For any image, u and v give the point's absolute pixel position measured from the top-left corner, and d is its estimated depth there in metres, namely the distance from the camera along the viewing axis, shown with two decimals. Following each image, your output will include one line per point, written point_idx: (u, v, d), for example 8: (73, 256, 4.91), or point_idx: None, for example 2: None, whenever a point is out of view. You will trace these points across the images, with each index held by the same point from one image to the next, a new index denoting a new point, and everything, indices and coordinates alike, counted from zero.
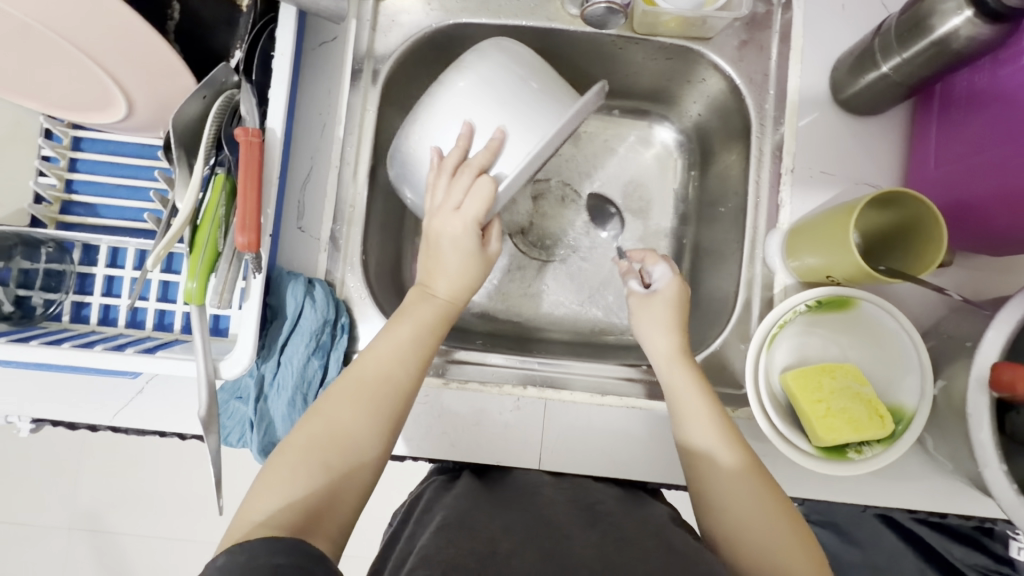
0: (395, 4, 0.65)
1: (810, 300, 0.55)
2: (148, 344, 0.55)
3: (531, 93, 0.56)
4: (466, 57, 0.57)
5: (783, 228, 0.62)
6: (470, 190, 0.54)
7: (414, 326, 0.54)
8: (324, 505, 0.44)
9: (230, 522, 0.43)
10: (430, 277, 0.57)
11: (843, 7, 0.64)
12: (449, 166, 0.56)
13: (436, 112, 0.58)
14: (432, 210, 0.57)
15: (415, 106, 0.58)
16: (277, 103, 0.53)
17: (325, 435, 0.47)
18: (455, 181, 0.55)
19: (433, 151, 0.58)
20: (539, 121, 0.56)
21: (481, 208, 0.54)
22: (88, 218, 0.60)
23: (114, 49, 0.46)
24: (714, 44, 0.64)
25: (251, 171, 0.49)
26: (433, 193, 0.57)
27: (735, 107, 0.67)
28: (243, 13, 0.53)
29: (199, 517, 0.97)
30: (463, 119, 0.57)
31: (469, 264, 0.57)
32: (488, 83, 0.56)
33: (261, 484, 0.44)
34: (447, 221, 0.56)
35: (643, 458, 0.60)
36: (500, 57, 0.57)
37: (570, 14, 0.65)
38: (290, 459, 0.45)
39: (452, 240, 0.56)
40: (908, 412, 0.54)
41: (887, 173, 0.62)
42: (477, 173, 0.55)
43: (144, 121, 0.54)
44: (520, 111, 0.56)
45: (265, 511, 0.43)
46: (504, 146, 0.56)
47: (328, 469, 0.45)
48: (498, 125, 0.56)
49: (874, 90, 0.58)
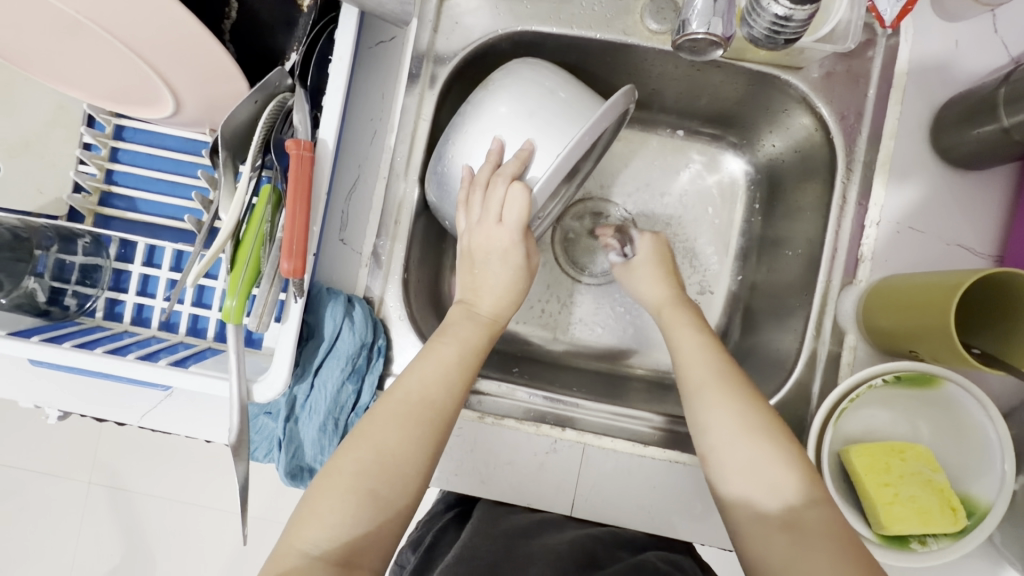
0: (459, 5, 0.60)
1: (889, 375, 0.50)
2: (180, 353, 0.52)
3: (559, 103, 0.54)
4: (494, 77, 0.55)
5: (861, 284, 0.57)
6: (506, 199, 0.51)
7: (460, 346, 0.50)
8: (371, 536, 0.42)
9: (278, 547, 0.42)
10: (473, 295, 0.54)
11: (957, 44, 0.57)
12: (481, 180, 0.53)
13: (467, 132, 0.55)
14: (469, 229, 0.54)
15: (447, 131, 0.56)
16: (331, 113, 0.49)
17: (374, 463, 0.43)
18: (490, 193, 0.52)
19: (465, 170, 0.55)
20: (569, 129, 0.53)
21: (521, 218, 0.51)
22: (126, 212, 0.58)
23: (166, 50, 0.43)
24: (805, 74, 0.59)
25: (300, 188, 0.46)
26: (467, 211, 0.54)
27: (820, 143, 0.61)
28: (303, 13, 0.49)
29: (224, 498, 0.99)
30: (491, 136, 0.54)
31: (512, 279, 0.54)
32: (523, 98, 0.54)
33: (306, 509, 0.43)
34: (490, 234, 0.52)
35: (683, 513, 0.57)
36: (529, 75, 0.55)
37: (650, 29, 0.59)
38: (333, 485, 0.43)
39: (496, 255, 0.53)
40: (983, 505, 0.49)
41: (984, 235, 0.56)
42: (510, 180, 0.52)
43: (193, 118, 0.51)
44: (547, 123, 0.53)
45: (314, 541, 0.41)
46: (537, 156, 0.53)
47: (375, 499, 0.43)
48: (526, 138, 0.53)
49: (985, 144, 0.52)
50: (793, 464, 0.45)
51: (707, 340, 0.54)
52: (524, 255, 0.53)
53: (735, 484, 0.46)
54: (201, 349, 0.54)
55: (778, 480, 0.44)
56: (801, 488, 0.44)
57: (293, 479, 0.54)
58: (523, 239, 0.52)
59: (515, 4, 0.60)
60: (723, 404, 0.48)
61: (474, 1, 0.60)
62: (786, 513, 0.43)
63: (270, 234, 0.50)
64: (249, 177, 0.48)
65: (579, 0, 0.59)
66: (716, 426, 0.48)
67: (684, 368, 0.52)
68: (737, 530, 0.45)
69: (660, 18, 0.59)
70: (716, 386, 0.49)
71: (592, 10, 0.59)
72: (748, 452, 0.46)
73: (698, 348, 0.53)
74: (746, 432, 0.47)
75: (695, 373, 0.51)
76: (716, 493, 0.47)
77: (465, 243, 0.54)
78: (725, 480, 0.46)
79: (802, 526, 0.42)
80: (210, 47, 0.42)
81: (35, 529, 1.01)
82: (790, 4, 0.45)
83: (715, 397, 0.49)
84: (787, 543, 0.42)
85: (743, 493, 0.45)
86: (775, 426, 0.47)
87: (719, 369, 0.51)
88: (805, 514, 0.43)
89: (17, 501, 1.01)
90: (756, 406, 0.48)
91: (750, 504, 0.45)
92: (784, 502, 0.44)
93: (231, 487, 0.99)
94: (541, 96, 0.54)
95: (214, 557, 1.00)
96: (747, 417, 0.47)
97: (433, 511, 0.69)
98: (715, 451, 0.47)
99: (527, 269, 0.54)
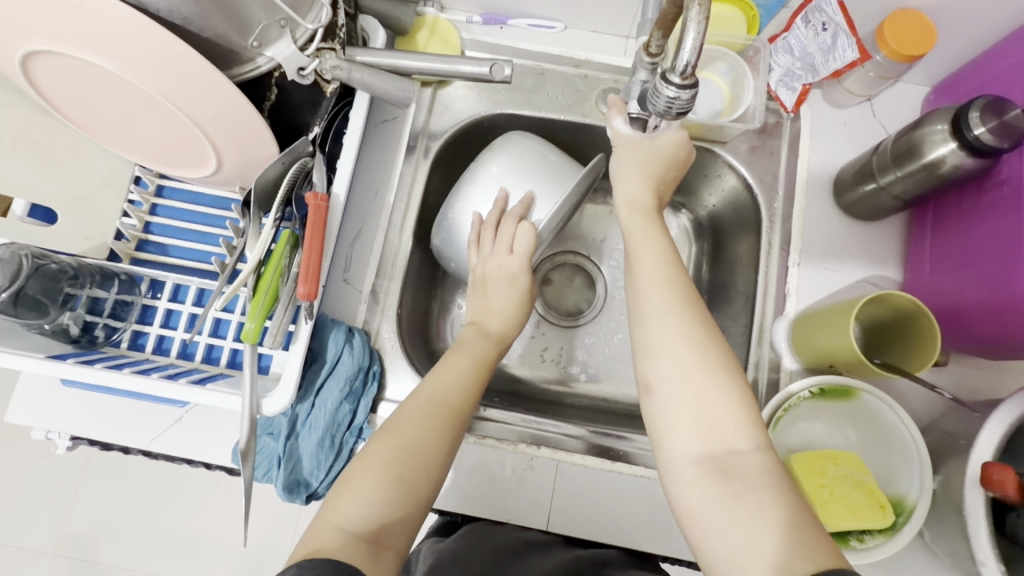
0: (449, 93, 0.74)
1: (813, 387, 0.58)
2: (196, 375, 0.59)
3: (551, 163, 0.67)
4: (497, 141, 0.68)
5: (790, 316, 0.67)
6: (516, 234, 0.63)
7: (475, 359, 0.58)
8: (400, 517, 0.47)
9: (312, 526, 0.45)
10: (484, 317, 0.63)
11: (845, 125, 0.72)
12: (491, 222, 0.65)
13: (475, 185, 0.68)
14: (482, 261, 0.65)
15: (457, 183, 0.68)
16: (344, 172, 0.60)
17: (404, 450, 0.49)
18: (501, 230, 0.64)
19: (474, 215, 0.67)
20: (561, 182, 0.66)
21: (529, 250, 0.63)
22: (158, 256, 0.67)
23: (220, 124, 0.54)
24: (729, 147, 0.72)
25: (316, 229, 0.56)
26: (479, 247, 0.65)
27: (749, 202, 0.73)
28: (326, 96, 0.60)
29: (209, 550, 0.99)
30: (497, 187, 0.67)
31: (517, 301, 0.64)
32: (517, 161, 0.67)
33: (341, 491, 0.47)
34: (501, 262, 0.63)
35: (648, 528, 0.62)
36: (524, 141, 0.68)
37: (603, 111, 0.73)
38: (368, 469, 0.48)
39: (508, 279, 0.63)
40: (909, 504, 0.55)
41: (886, 274, 0.67)
42: (517, 221, 0.64)
43: (228, 175, 0.62)
44: (543, 178, 0.66)
45: (350, 518, 0.45)
46: (537, 203, 0.66)
47: (403, 482, 0.48)
48: (527, 189, 0.66)
49: (873, 200, 0.65)
50: (737, 402, 0.46)
51: (671, 264, 0.53)
52: (529, 280, 0.64)
53: (678, 418, 0.46)
54: (213, 374, 0.61)
55: (716, 418, 0.45)
56: (744, 430, 0.45)
57: (290, 494, 0.59)
58: (527, 267, 0.64)
59: (494, 93, 0.74)
60: (677, 332, 0.49)
61: (461, 90, 0.74)
62: (724, 454, 0.44)
63: (286, 269, 0.59)
64: (272, 225, 0.58)
65: (546, 91, 0.74)
66: (672, 356, 0.48)
67: (643, 292, 0.52)
68: (669, 463, 0.46)
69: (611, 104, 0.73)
70: (675, 314, 0.50)
71: (556, 98, 0.74)
72: (696, 386, 0.46)
73: (659, 272, 0.52)
74: (700, 368, 0.47)
75: (652, 297, 0.51)
76: (653, 424, 0.48)
77: (478, 272, 0.65)
78: (665, 412, 0.47)
79: (737, 469, 0.43)
80: (260, 128, 0.55)
81: None
82: (676, 90, 0.43)
83: (673, 325, 0.49)
84: (721, 484, 0.43)
85: (683, 426, 0.46)
86: (727, 364, 0.48)
87: (682, 298, 0.51)
88: (744, 459, 0.43)
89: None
90: (713, 341, 0.48)
91: (688, 437, 0.45)
92: (726, 444, 0.44)
93: (216, 539, 0.99)
94: (536, 157, 0.67)
95: None
96: (701, 348, 0.48)
97: None
98: (663, 381, 0.48)
99: (529, 294, 0.65)
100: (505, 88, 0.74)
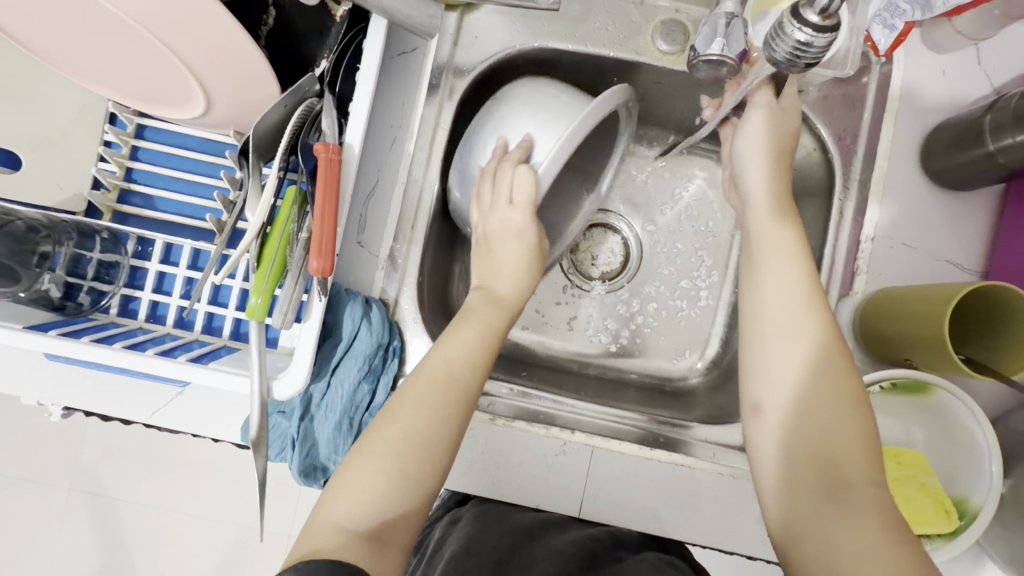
0: (479, 20, 0.62)
1: (886, 382, 0.53)
2: (196, 350, 0.52)
3: (561, 103, 0.56)
4: (501, 90, 0.59)
5: (856, 296, 0.60)
6: (513, 181, 0.53)
7: (481, 329, 0.51)
8: (402, 513, 0.43)
9: (311, 523, 0.42)
10: (490, 279, 0.55)
11: (944, 73, 0.61)
12: (489, 171, 0.56)
13: (477, 135, 0.58)
14: (483, 216, 0.56)
15: (461, 139, 0.60)
16: (359, 118, 0.50)
17: (404, 441, 0.44)
18: (499, 179, 0.54)
19: (474, 168, 0.58)
20: (566, 117, 0.55)
21: (530, 199, 0.53)
22: (144, 209, 0.58)
23: (207, 52, 0.44)
24: (804, 97, 0.62)
25: (329, 188, 0.47)
26: (479, 202, 0.57)
27: (819, 163, 0.64)
28: (335, 22, 0.51)
29: (225, 498, 0.99)
30: (495, 136, 0.57)
31: (527, 259, 0.56)
32: (517, 104, 0.57)
33: (337, 486, 0.43)
34: (502, 217, 0.54)
35: (686, 517, 0.58)
36: (531, 82, 0.58)
37: (660, 49, 0.62)
38: (367, 463, 0.43)
39: (514, 234, 0.54)
40: (973, 506, 0.51)
41: (970, 251, 0.60)
42: (516, 164, 0.54)
43: (221, 118, 0.53)
44: (549, 117, 0.55)
45: (349, 517, 0.41)
46: (540, 144, 0.55)
47: (406, 476, 0.43)
48: (527, 132, 0.56)
49: (974, 167, 0.55)
50: (857, 429, 0.45)
51: (807, 282, 0.51)
52: (536, 233, 0.56)
53: (786, 443, 0.47)
54: (216, 348, 0.54)
55: (828, 440, 0.45)
56: (861, 462, 0.44)
57: (307, 478, 0.55)
58: (532, 219, 0.54)
59: (533, 21, 0.62)
60: (801, 361, 0.48)
61: (493, 17, 0.63)
62: (831, 480, 0.44)
63: (296, 233, 0.51)
64: (277, 177, 0.48)
65: (593, 21, 0.62)
66: (787, 379, 0.48)
67: (767, 311, 0.50)
68: (769, 483, 0.47)
69: (670, 40, 0.62)
70: (805, 340, 0.48)
71: (606, 30, 0.62)
72: (815, 412, 0.46)
73: (790, 298, 0.50)
74: (825, 394, 0.46)
75: (780, 319, 0.50)
76: (760, 448, 0.48)
77: (480, 231, 0.57)
78: (772, 437, 0.48)
79: (846, 493, 0.43)
80: (261, 65, 0.45)
81: (27, 531, 1.01)
82: (813, 31, 0.44)
83: (794, 345, 0.48)
84: (828, 510, 0.43)
85: (793, 450, 0.46)
86: (851, 392, 0.46)
87: (821, 326, 0.48)
88: (854, 483, 0.43)
89: (10, 502, 1.00)
90: (838, 369, 0.47)
91: (791, 463, 0.46)
92: (840, 468, 0.44)
93: (231, 490, 0.99)
94: (545, 99, 0.56)
95: (209, 557, 1.00)
96: (823, 372, 0.47)
97: (434, 516, 0.65)
98: (774, 410, 0.48)
99: (539, 250, 0.57)
100: (544, 16, 0.62)
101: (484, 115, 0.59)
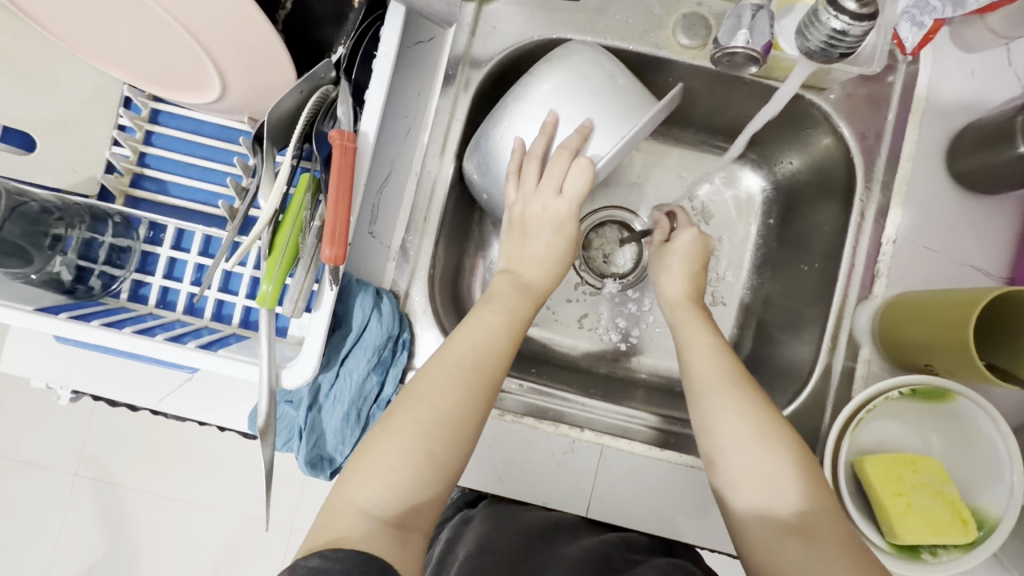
0: (497, 11, 0.62)
1: (904, 388, 0.52)
2: (205, 337, 0.52)
3: (619, 89, 0.54)
4: (558, 52, 0.56)
5: (876, 300, 0.59)
6: (569, 171, 0.52)
7: (510, 315, 0.50)
8: (428, 498, 0.42)
9: (333, 505, 0.41)
10: (519, 266, 0.54)
11: (972, 74, 0.60)
12: (535, 153, 0.54)
13: (525, 102, 0.55)
14: (522, 199, 0.54)
15: (505, 96, 0.56)
16: (375, 105, 0.50)
17: (432, 424, 0.43)
18: (550, 165, 0.53)
19: (516, 141, 0.55)
20: (624, 109, 0.54)
21: (581, 193, 0.53)
22: (157, 194, 0.58)
23: (224, 35, 0.44)
24: (827, 96, 0.61)
25: (344, 175, 0.46)
26: (518, 183, 0.55)
27: (840, 163, 0.62)
28: (353, 9, 0.51)
29: (229, 488, 0.99)
30: (547, 109, 0.55)
31: (562, 251, 0.54)
32: (575, 81, 0.54)
33: (359, 469, 0.42)
34: (547, 205, 0.53)
35: (696, 521, 0.57)
36: (592, 54, 0.55)
37: (681, 44, 0.61)
38: (394, 444, 0.42)
39: (554, 224, 0.53)
40: (992, 518, 0.50)
41: (995, 255, 0.58)
42: (571, 155, 0.53)
43: (235, 103, 0.52)
44: (608, 105, 0.54)
45: (374, 501, 0.41)
46: (596, 135, 0.54)
47: (433, 461, 0.42)
48: (583, 116, 0.54)
49: (1002, 168, 0.54)
50: (799, 469, 0.45)
51: (718, 344, 0.53)
52: (575, 229, 0.54)
53: (747, 493, 0.45)
54: (225, 335, 0.54)
55: (781, 486, 0.44)
56: (815, 499, 0.43)
57: (313, 469, 0.54)
58: (576, 214, 0.54)
59: (551, 13, 0.61)
60: (732, 410, 0.48)
61: (511, 7, 0.62)
62: (797, 521, 0.43)
63: (308, 221, 0.50)
64: (290, 164, 0.47)
65: (613, 14, 0.61)
66: (726, 430, 0.47)
67: (694, 372, 0.52)
68: (743, 540, 0.45)
69: (692, 35, 0.61)
70: (724, 391, 0.49)
71: (626, 23, 0.61)
72: (762, 460, 0.45)
73: (711, 352, 0.52)
74: (764, 445, 0.46)
75: (705, 375, 0.51)
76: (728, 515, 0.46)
77: (516, 213, 0.55)
78: (734, 487, 0.46)
79: (815, 533, 0.42)
80: (277, 48, 0.45)
81: (32, 516, 1.01)
82: (849, 19, 0.45)
83: (726, 398, 0.49)
84: (799, 551, 0.42)
85: (753, 499, 0.45)
86: (787, 436, 0.46)
87: (734, 373, 0.50)
88: (814, 520, 0.43)
89: (16, 486, 1.01)
90: (767, 411, 0.48)
91: (758, 507, 0.44)
92: (797, 510, 0.43)
93: (236, 480, 0.99)
94: (602, 79, 0.54)
95: (212, 546, 1.00)
96: (744, 409, 0.48)
97: (445, 515, 0.64)
98: (725, 458, 0.47)
99: (575, 243, 0.55)
100: (564, 7, 0.61)
101: (536, 79, 0.56)
